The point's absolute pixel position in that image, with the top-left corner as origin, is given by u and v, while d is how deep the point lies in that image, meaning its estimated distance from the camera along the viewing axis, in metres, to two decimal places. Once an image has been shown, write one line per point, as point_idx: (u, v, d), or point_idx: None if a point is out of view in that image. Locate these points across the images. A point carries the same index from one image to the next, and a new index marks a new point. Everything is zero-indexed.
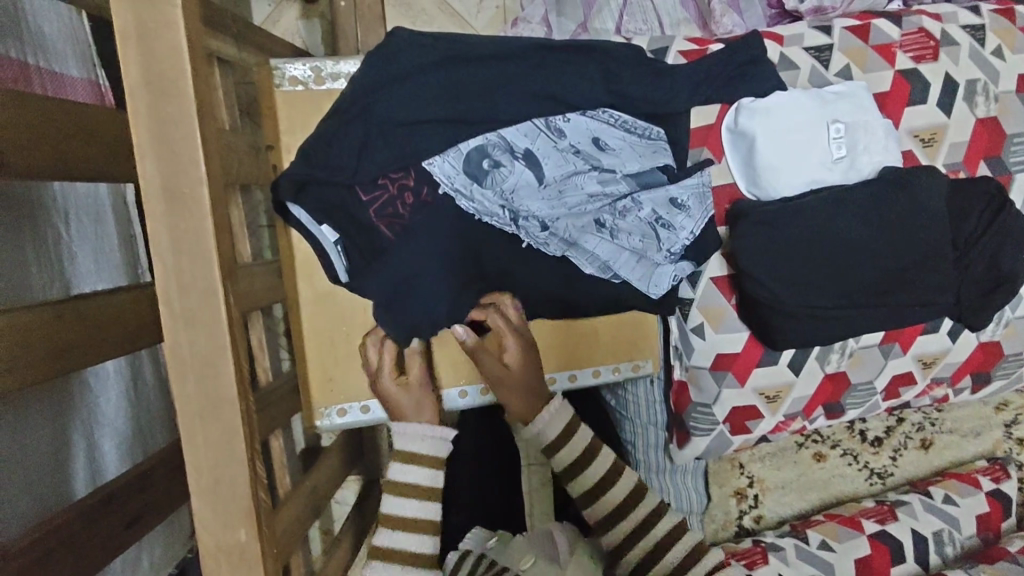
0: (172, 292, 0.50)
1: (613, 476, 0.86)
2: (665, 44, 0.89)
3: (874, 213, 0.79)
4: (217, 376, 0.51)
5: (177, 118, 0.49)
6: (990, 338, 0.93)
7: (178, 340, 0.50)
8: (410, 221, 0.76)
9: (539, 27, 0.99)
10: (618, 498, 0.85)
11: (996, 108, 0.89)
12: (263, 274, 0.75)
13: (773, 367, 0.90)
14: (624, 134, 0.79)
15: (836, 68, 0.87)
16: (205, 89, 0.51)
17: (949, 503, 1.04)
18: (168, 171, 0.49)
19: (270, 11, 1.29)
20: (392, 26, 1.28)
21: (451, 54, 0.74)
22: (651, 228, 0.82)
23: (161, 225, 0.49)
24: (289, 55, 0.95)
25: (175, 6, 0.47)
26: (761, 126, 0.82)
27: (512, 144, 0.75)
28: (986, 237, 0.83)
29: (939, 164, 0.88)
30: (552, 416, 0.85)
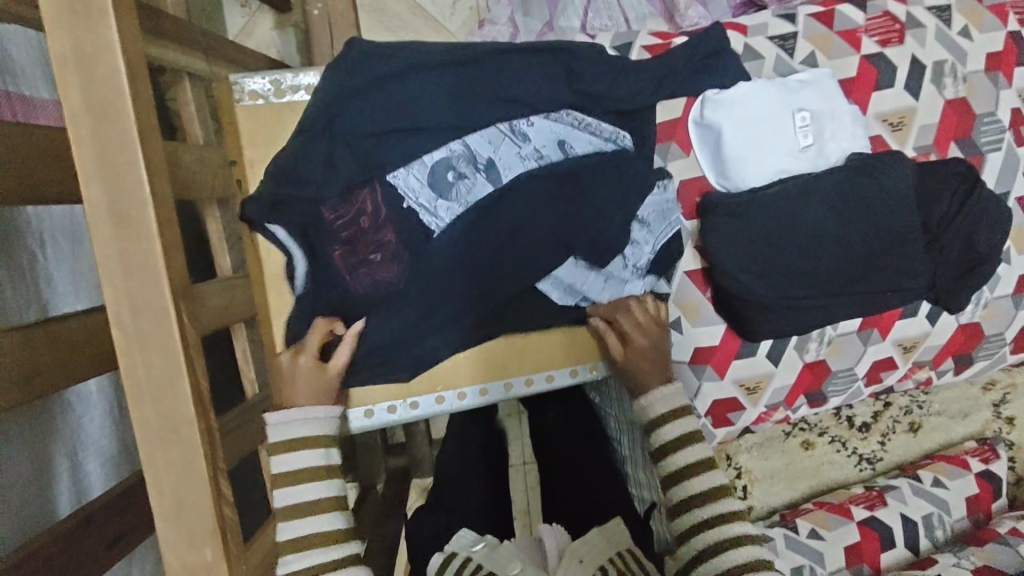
0: (125, 313, 0.50)
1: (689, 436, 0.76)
2: (629, 39, 0.89)
3: (839, 198, 0.79)
4: (175, 396, 0.51)
5: (121, 141, 0.49)
6: (970, 320, 0.93)
7: (134, 363, 0.51)
8: (368, 250, 0.79)
9: (505, 28, 1.01)
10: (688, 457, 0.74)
11: (965, 89, 0.88)
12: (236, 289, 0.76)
13: (751, 359, 0.90)
14: (589, 137, 0.82)
15: (800, 56, 0.86)
16: (149, 112, 0.51)
17: (938, 486, 1.04)
18: (114, 196, 0.49)
19: (243, 22, 1.29)
20: (367, 32, 1.29)
21: (409, 64, 0.75)
22: None
23: (112, 250, 0.50)
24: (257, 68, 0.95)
25: (111, 30, 0.47)
26: (725, 117, 0.82)
27: (475, 153, 0.80)
28: (957, 218, 0.82)
29: (909, 148, 0.88)
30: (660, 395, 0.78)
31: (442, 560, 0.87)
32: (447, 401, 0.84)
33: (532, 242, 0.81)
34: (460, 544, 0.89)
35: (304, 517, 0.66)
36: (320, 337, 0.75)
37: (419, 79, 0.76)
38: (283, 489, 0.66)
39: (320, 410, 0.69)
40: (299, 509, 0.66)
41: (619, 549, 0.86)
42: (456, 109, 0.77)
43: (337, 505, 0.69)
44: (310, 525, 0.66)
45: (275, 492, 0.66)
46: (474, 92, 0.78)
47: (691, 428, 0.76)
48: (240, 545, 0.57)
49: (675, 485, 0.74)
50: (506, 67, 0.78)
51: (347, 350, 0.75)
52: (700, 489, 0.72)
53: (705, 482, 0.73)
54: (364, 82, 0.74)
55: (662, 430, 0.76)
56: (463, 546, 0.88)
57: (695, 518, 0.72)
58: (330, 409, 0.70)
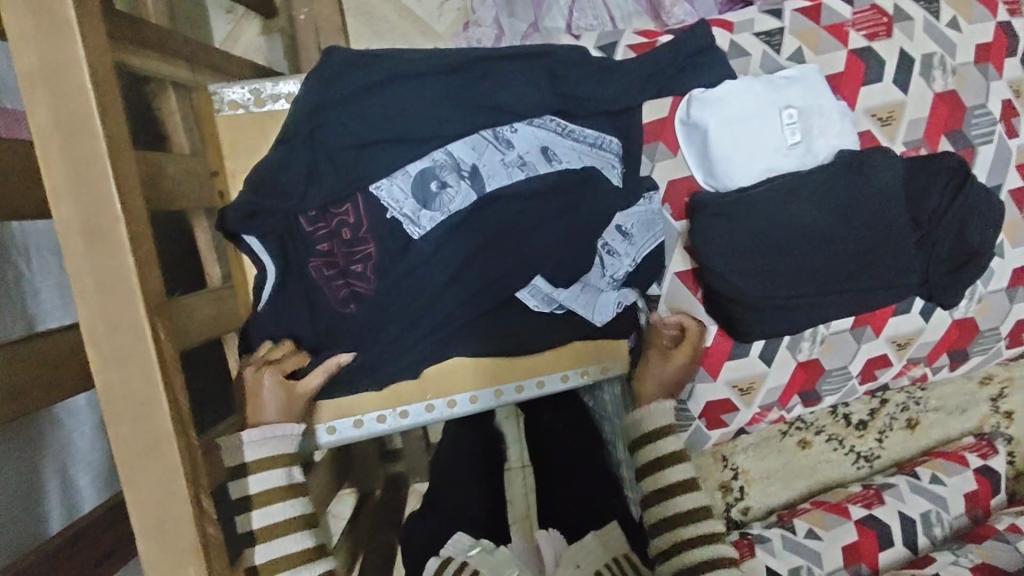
0: (100, 332, 0.49)
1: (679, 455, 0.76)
2: (615, 39, 0.88)
3: (827, 197, 0.78)
4: (152, 414, 0.50)
5: (91, 156, 0.48)
6: (964, 315, 0.92)
7: (109, 382, 0.49)
8: (343, 262, 0.79)
9: (490, 30, 0.99)
10: (675, 475, 0.74)
11: (954, 81, 0.87)
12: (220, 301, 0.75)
13: (744, 360, 0.89)
14: (573, 143, 0.82)
15: (787, 52, 0.85)
16: (118, 126, 0.50)
17: (936, 483, 1.03)
18: (84, 211, 0.48)
19: (229, 29, 1.27)
20: (354, 35, 1.28)
21: (391, 73, 0.75)
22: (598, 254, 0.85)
23: (84, 268, 0.48)
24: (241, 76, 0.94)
25: (76, 44, 0.46)
26: (712, 115, 0.81)
27: (459, 161, 0.80)
28: (949, 214, 0.81)
29: (899, 144, 0.86)
30: (657, 411, 0.77)
31: (438, 564, 0.86)
32: (436, 409, 0.82)
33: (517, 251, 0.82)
34: (456, 547, 0.88)
35: (275, 538, 0.63)
36: (295, 360, 0.74)
37: (399, 88, 0.76)
38: (261, 511, 0.63)
39: (286, 426, 0.67)
40: (272, 530, 0.63)
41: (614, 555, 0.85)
42: (440, 116, 0.78)
43: (308, 524, 0.66)
44: (277, 548, 0.62)
45: (254, 514, 0.63)
46: (456, 99, 0.78)
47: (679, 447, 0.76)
48: (225, 563, 0.55)
49: (660, 502, 0.74)
50: (490, 74, 0.78)
51: (319, 376, 0.74)
52: (685, 509, 0.73)
53: (688, 501, 0.73)
54: (346, 92, 0.75)
55: (653, 446, 0.76)
56: (460, 551, 0.87)
57: (676, 538, 0.72)
58: (293, 426, 0.67)
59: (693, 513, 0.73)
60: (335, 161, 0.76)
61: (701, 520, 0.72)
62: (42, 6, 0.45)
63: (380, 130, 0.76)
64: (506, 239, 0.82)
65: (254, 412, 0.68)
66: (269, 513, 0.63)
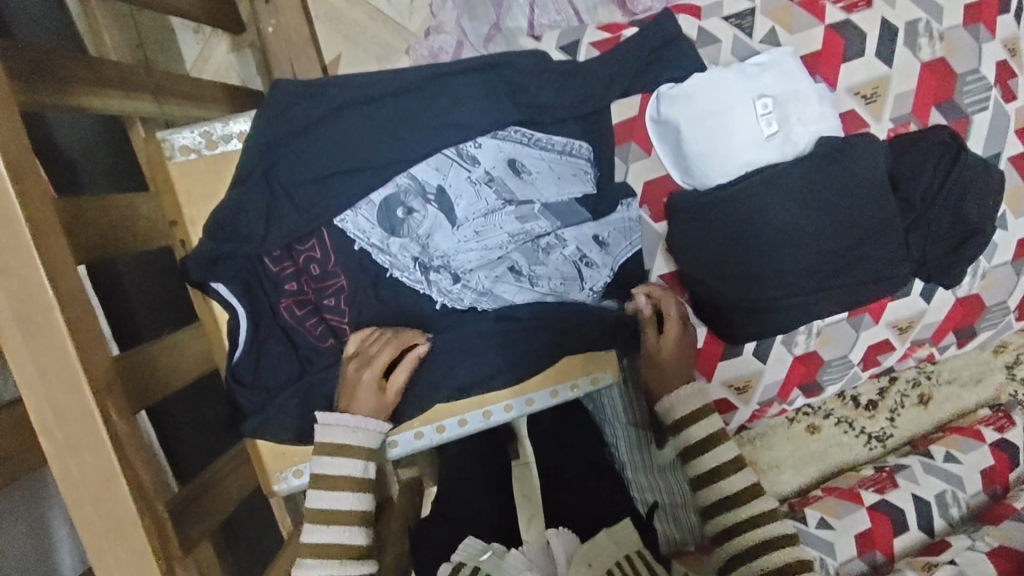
0: (48, 419, 0.48)
1: (722, 434, 0.75)
2: (575, 38, 0.84)
3: (808, 189, 0.73)
4: (115, 494, 0.50)
5: (13, 241, 0.46)
6: (968, 292, 0.87)
7: (68, 468, 0.49)
8: (314, 297, 0.78)
9: (451, 36, 0.96)
10: (723, 455, 0.74)
11: (943, 47, 0.81)
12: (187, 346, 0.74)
13: (738, 358, 0.86)
14: (540, 152, 0.79)
15: (760, 34, 0.80)
16: (42, 205, 0.48)
17: (951, 462, 1.00)
18: (19, 301, 0.46)
19: (199, 49, 1.22)
20: (324, 42, 1.24)
21: (342, 103, 0.73)
22: (577, 266, 0.82)
23: (23, 356, 0.46)
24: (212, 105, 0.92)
25: None
26: (683, 112, 0.77)
27: (423, 185, 0.77)
28: (942, 192, 0.77)
29: (886, 121, 0.82)
30: (683, 399, 0.77)
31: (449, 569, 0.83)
32: (426, 435, 0.80)
33: (490, 272, 0.81)
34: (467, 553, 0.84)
35: (331, 525, 0.68)
36: (390, 354, 0.74)
37: (358, 115, 0.73)
38: (317, 491, 0.69)
39: (371, 422, 0.71)
40: (328, 517, 0.68)
41: (626, 553, 0.82)
42: (395, 139, 0.74)
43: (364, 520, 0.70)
44: (329, 535, 0.68)
45: (309, 493, 0.69)
46: (413, 120, 0.75)
47: (712, 424, 0.76)
48: None
49: (715, 483, 0.73)
50: (446, 90, 0.75)
51: (403, 378, 0.74)
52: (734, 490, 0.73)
53: (741, 476, 0.73)
54: (299, 125, 0.72)
55: (691, 431, 0.76)
56: (471, 556, 0.83)
57: (731, 517, 0.72)
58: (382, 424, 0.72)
59: (743, 492, 0.73)
60: (293, 197, 0.73)
61: (747, 502, 0.72)
62: None
63: (334, 164, 0.74)
64: (476, 262, 0.80)
65: (349, 403, 0.72)
66: (322, 499, 0.69)
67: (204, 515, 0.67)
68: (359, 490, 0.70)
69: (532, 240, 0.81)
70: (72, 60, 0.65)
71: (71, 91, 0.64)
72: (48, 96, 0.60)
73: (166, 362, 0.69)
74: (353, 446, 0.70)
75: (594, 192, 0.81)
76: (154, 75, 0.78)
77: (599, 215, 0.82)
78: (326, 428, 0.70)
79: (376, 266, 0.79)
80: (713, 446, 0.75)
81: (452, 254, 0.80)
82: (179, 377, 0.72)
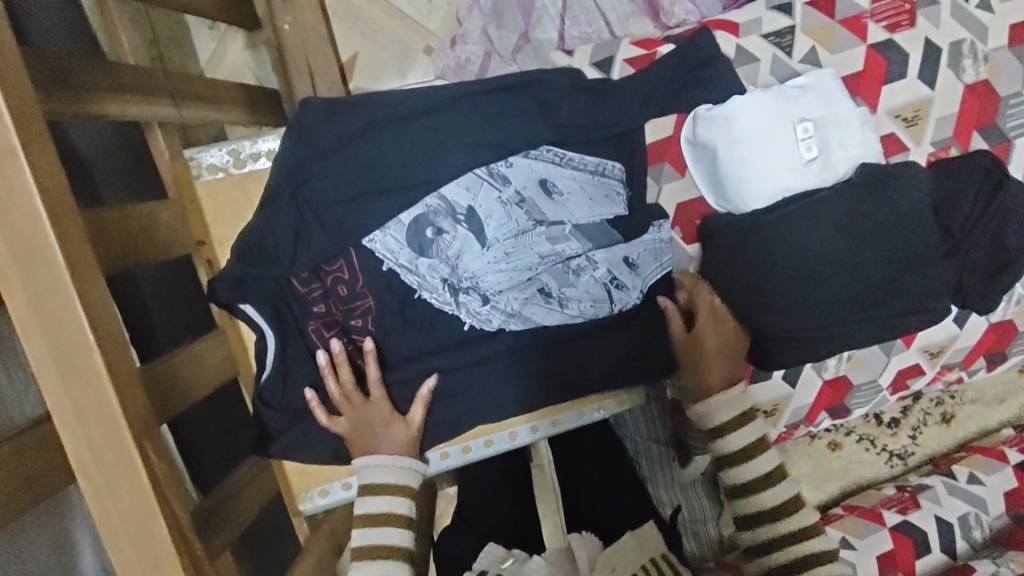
0: (87, 461, 0.47)
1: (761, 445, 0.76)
2: (610, 54, 0.82)
3: (846, 219, 0.72)
4: (152, 536, 0.49)
5: (49, 285, 0.45)
6: (1002, 318, 0.86)
7: (107, 510, 0.48)
8: (343, 321, 0.77)
9: (479, 46, 0.94)
10: (761, 468, 0.75)
11: (987, 69, 0.79)
12: (206, 359, 0.74)
13: (768, 383, 0.85)
14: (572, 172, 0.78)
15: (800, 53, 0.78)
16: (83, 247, 0.47)
17: (973, 483, 0.98)
18: (58, 343, 0.46)
19: (212, 47, 1.13)
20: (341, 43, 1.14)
21: (372, 122, 0.71)
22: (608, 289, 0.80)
23: (60, 399, 0.46)
24: (238, 114, 0.91)
25: (21, 168, 0.43)
26: (721, 135, 0.75)
27: (453, 205, 0.76)
28: (983, 220, 0.75)
29: (926, 144, 0.80)
30: (723, 406, 0.76)
31: None
32: (452, 456, 0.81)
33: (520, 295, 0.79)
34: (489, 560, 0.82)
35: (376, 560, 0.69)
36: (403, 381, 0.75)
37: (388, 135, 0.72)
38: (362, 530, 0.70)
39: (409, 461, 0.74)
40: (376, 551, 0.69)
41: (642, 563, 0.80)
42: (426, 159, 0.73)
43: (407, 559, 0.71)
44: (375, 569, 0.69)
45: (355, 532, 0.71)
46: (444, 141, 0.73)
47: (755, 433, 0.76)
48: None
49: (752, 497, 0.75)
50: (479, 109, 0.74)
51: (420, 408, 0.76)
52: (771, 506, 0.75)
53: (779, 490, 0.75)
54: (328, 144, 0.71)
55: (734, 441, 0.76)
56: (493, 564, 0.81)
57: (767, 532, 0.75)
58: (418, 463, 0.74)
59: (779, 508, 0.74)
60: (320, 215, 0.72)
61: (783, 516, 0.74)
62: None
63: (364, 185, 0.72)
64: (505, 284, 0.79)
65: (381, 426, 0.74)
66: (368, 535, 0.70)
67: (231, 530, 0.67)
68: (400, 526, 0.71)
69: (562, 261, 0.80)
70: (91, 65, 0.63)
71: (93, 99, 0.62)
72: (68, 106, 0.58)
73: (189, 378, 0.69)
74: (393, 481, 0.72)
75: (626, 214, 0.80)
76: (172, 78, 0.76)
77: (630, 237, 0.80)
78: (364, 460, 0.73)
79: (405, 286, 0.78)
80: (752, 458, 0.76)
81: (481, 275, 0.78)
82: (202, 387, 0.72)
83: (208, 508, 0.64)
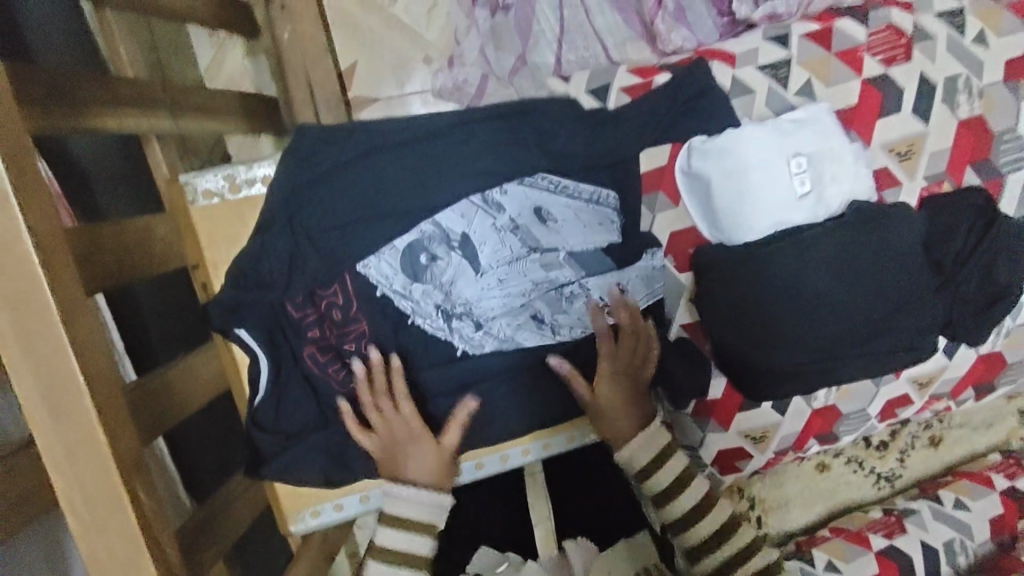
0: (77, 500, 0.48)
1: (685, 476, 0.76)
2: (606, 82, 0.82)
3: (837, 255, 0.73)
4: (141, 573, 0.50)
5: (43, 331, 0.45)
6: (991, 350, 0.87)
7: (96, 547, 0.49)
8: (337, 346, 0.78)
9: (476, 66, 0.93)
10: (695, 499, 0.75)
11: (982, 105, 0.80)
12: (197, 370, 0.74)
13: (757, 411, 0.85)
14: (567, 200, 0.78)
15: (795, 86, 0.79)
16: (73, 290, 0.47)
17: (960, 508, 0.99)
18: (48, 385, 0.46)
19: (211, 54, 1.10)
20: (337, 51, 1.11)
21: (367, 149, 0.72)
22: None
23: (54, 439, 0.47)
24: (234, 130, 0.91)
25: (15, 215, 0.43)
26: (716, 167, 0.75)
27: (447, 232, 0.76)
28: (973, 256, 0.76)
29: (919, 177, 0.80)
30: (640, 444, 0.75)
31: None
32: None
33: (514, 321, 0.80)
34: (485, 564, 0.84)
35: None
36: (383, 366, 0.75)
37: (384, 163, 0.72)
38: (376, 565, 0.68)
39: (436, 497, 0.71)
40: None
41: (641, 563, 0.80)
42: (422, 187, 0.73)
43: None
44: None
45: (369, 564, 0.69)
46: (439, 169, 0.73)
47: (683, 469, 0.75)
48: None
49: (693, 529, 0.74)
50: (474, 137, 0.74)
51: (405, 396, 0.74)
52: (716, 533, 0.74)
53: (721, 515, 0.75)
54: (324, 171, 0.71)
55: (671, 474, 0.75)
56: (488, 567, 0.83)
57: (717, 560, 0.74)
58: (445, 501, 0.71)
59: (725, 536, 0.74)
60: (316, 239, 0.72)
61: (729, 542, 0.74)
62: None
63: (358, 212, 0.72)
64: (499, 309, 0.79)
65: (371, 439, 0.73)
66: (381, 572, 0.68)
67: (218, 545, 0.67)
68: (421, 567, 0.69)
69: (556, 287, 0.80)
70: (91, 79, 0.63)
71: (88, 123, 0.61)
72: (64, 127, 0.58)
73: (182, 398, 0.69)
74: (417, 517, 0.70)
75: (621, 242, 0.80)
76: (169, 91, 0.76)
77: (625, 265, 0.81)
78: (389, 488, 0.70)
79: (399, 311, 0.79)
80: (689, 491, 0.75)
81: (475, 301, 0.79)
82: (192, 403, 0.72)
83: (196, 528, 0.65)
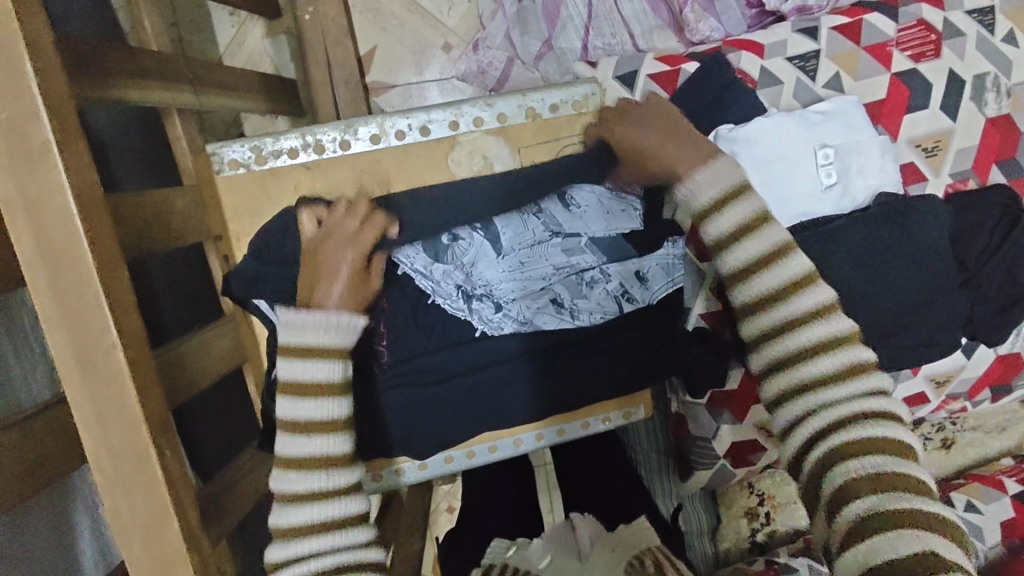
0: (102, 458, 0.48)
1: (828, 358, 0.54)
2: (634, 68, 0.83)
3: (859, 248, 0.72)
4: (163, 533, 0.50)
5: (81, 286, 0.45)
6: (1010, 350, 0.87)
7: (120, 507, 0.49)
8: None
9: (502, 50, 0.94)
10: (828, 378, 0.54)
11: (1009, 103, 0.80)
12: (211, 345, 0.73)
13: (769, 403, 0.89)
14: (591, 187, 0.78)
15: (824, 78, 0.79)
16: (110, 249, 0.47)
17: (971, 511, 0.99)
18: (81, 342, 0.46)
19: (233, 32, 1.10)
20: (357, 33, 1.11)
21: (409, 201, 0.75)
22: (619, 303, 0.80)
23: (82, 397, 0.47)
24: (257, 107, 0.91)
25: (59, 169, 0.44)
26: (742, 155, 0.74)
27: (470, 214, 0.76)
28: (998, 253, 0.75)
29: (945, 174, 0.81)
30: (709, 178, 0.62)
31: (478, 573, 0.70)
32: (456, 460, 0.83)
33: (531, 306, 0.78)
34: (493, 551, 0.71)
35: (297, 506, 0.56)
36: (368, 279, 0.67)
37: None
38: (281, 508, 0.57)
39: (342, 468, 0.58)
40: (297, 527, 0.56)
41: (636, 552, 0.67)
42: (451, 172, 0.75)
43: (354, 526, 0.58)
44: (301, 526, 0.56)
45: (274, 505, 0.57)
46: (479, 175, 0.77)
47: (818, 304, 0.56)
48: None
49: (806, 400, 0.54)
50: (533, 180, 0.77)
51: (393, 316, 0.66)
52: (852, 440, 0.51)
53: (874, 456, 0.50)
54: None
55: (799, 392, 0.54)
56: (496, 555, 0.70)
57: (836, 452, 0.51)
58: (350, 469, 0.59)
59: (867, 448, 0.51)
60: None
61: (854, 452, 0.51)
62: (17, 135, 0.43)
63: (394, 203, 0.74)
64: (518, 292, 0.77)
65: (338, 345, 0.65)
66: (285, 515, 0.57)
67: (223, 517, 0.67)
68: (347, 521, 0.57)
69: (576, 273, 0.79)
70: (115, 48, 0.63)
71: (113, 91, 0.61)
72: (91, 91, 0.58)
73: (198, 369, 0.69)
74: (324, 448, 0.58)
75: (642, 229, 0.78)
76: (190, 64, 0.76)
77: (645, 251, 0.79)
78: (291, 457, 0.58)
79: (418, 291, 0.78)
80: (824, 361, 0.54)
81: (496, 283, 0.77)
82: (207, 376, 0.71)
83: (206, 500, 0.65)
